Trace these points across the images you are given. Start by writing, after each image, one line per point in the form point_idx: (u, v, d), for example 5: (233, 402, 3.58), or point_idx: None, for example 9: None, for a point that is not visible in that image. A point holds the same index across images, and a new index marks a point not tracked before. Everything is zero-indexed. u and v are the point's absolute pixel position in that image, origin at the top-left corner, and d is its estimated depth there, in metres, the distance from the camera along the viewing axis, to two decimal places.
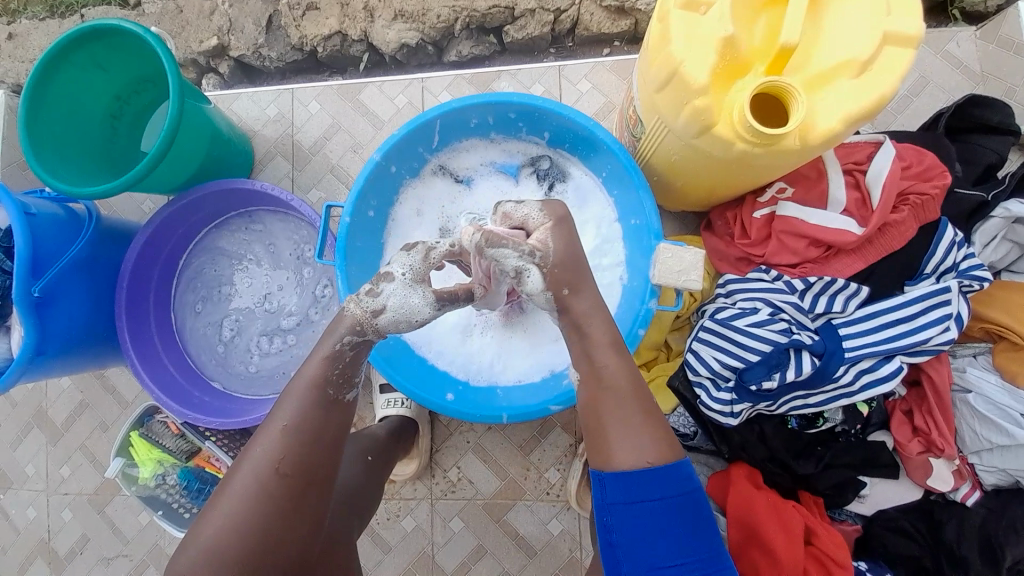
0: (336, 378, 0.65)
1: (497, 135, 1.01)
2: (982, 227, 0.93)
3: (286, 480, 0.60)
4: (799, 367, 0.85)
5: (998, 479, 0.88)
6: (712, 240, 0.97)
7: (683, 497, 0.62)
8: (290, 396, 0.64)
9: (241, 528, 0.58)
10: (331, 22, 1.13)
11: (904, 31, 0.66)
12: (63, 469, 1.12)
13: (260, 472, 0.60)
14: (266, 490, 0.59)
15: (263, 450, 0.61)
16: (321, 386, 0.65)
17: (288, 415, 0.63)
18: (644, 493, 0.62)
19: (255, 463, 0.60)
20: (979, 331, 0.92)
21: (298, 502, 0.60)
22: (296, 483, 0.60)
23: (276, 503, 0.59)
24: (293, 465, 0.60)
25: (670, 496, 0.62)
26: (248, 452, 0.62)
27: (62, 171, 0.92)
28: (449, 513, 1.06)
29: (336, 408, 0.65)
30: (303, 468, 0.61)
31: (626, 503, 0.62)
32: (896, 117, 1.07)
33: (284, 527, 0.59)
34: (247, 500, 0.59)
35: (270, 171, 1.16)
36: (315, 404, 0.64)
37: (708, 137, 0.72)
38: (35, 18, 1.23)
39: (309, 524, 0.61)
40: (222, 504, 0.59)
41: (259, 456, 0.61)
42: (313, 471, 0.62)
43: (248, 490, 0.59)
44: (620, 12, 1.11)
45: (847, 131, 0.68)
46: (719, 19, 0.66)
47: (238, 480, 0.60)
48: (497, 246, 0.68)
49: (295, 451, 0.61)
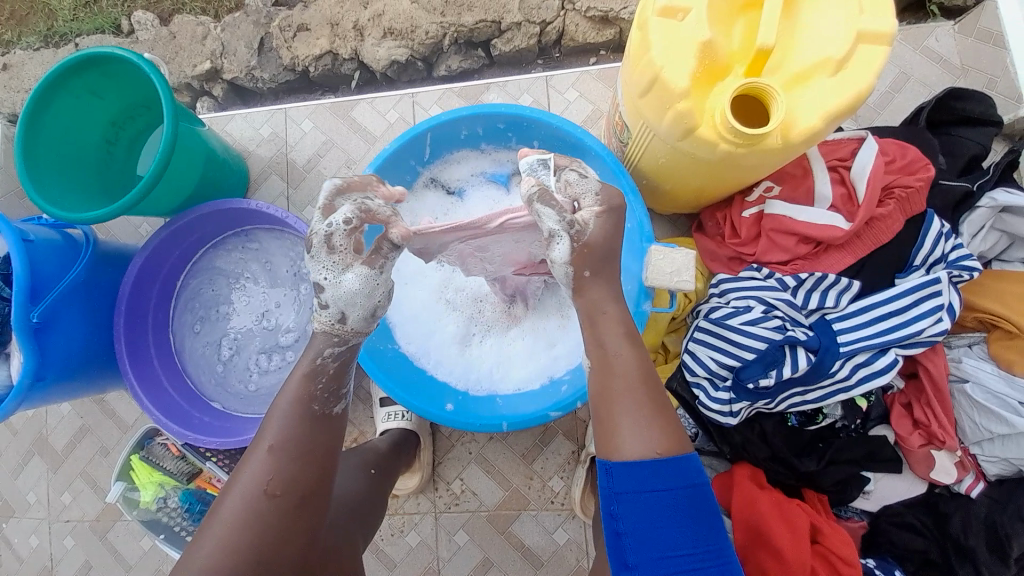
0: (321, 393, 0.66)
1: (487, 146, 1.02)
2: (969, 217, 0.94)
3: (276, 501, 0.60)
4: (795, 364, 0.85)
5: (1002, 469, 0.87)
6: (705, 241, 0.98)
7: (690, 490, 0.62)
8: (271, 421, 0.64)
9: (226, 551, 0.57)
10: (321, 42, 1.16)
11: (879, 30, 0.68)
12: (65, 496, 1.12)
13: (253, 492, 0.60)
14: (260, 507, 0.59)
15: (254, 471, 0.61)
16: (305, 402, 0.65)
17: (274, 433, 0.63)
18: (651, 482, 0.61)
19: (246, 484, 0.60)
20: (972, 321, 0.92)
21: (291, 522, 0.60)
22: (285, 503, 0.60)
23: (267, 523, 0.59)
24: (282, 484, 0.60)
25: (679, 485, 0.62)
26: (239, 472, 0.62)
27: (60, 198, 0.93)
28: (454, 526, 1.05)
29: (323, 421, 0.66)
30: (295, 486, 0.61)
31: (634, 492, 0.61)
32: (879, 113, 1.08)
33: (277, 550, 0.59)
34: (237, 522, 0.59)
35: (266, 191, 1.18)
36: (304, 424, 0.64)
37: (692, 139, 0.73)
38: (29, 47, 1.26)
39: (303, 545, 0.61)
40: (213, 526, 0.59)
41: (248, 478, 0.61)
42: (304, 493, 0.61)
43: (238, 511, 0.59)
44: (605, 22, 1.13)
45: (828, 128, 0.69)
46: (697, 24, 0.68)
47: (230, 500, 0.60)
48: (545, 203, 0.70)
49: (284, 469, 0.61)
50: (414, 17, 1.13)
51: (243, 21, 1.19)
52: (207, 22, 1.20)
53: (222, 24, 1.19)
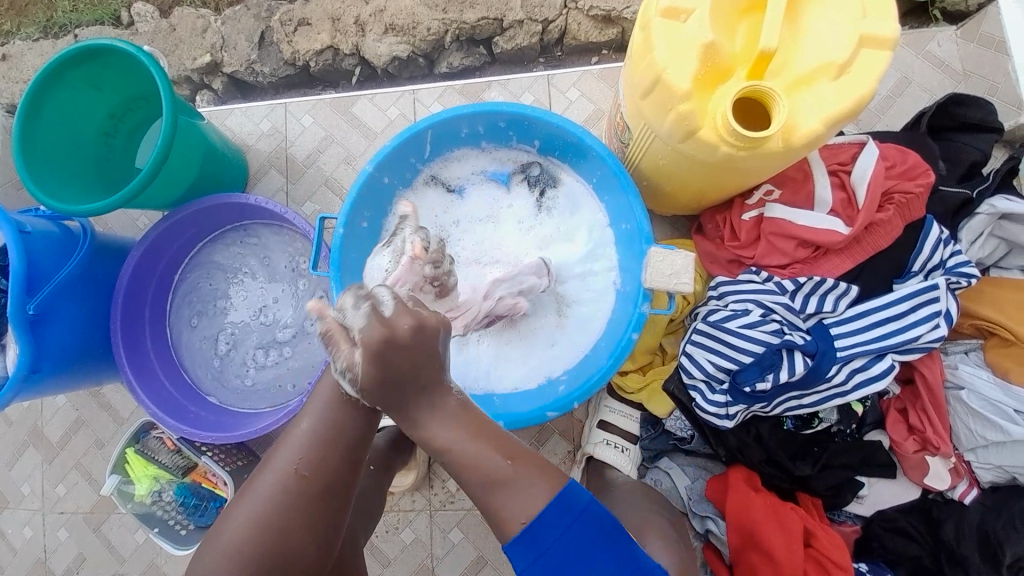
0: (351, 378, 0.62)
1: (488, 144, 1.02)
2: (968, 224, 0.94)
3: (305, 483, 0.60)
4: (792, 368, 0.86)
5: (995, 476, 0.88)
6: (704, 243, 0.98)
7: (576, 528, 0.60)
8: (309, 411, 0.63)
9: (259, 523, 0.59)
10: (322, 37, 1.15)
11: (882, 34, 0.68)
12: (59, 487, 1.12)
13: (284, 477, 0.60)
14: (287, 496, 0.59)
15: (288, 451, 0.61)
16: (337, 385, 0.62)
17: (308, 422, 0.62)
18: (541, 543, 0.59)
19: (278, 469, 0.60)
20: (969, 328, 0.92)
21: (316, 506, 0.60)
22: (313, 487, 0.60)
23: (294, 504, 0.59)
24: (311, 467, 0.60)
25: (562, 528, 0.59)
26: (270, 458, 0.62)
27: (58, 191, 0.93)
28: (448, 524, 1.05)
29: (351, 410, 0.61)
30: (323, 472, 0.60)
31: (537, 561, 0.59)
32: (880, 118, 1.08)
33: (303, 530, 0.59)
34: (268, 499, 0.59)
35: (264, 186, 1.17)
36: (335, 409, 0.62)
37: (693, 141, 0.73)
38: (28, 37, 1.25)
39: (325, 531, 0.61)
40: (246, 499, 0.60)
41: (282, 457, 0.61)
42: (332, 481, 0.60)
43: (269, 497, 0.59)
44: (608, 22, 1.13)
45: (829, 132, 0.69)
46: (700, 26, 0.68)
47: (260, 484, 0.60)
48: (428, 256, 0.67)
49: (313, 452, 0.60)
50: (415, 13, 1.13)
51: (244, 14, 1.18)
52: (207, 15, 1.19)
53: (222, 17, 1.19)
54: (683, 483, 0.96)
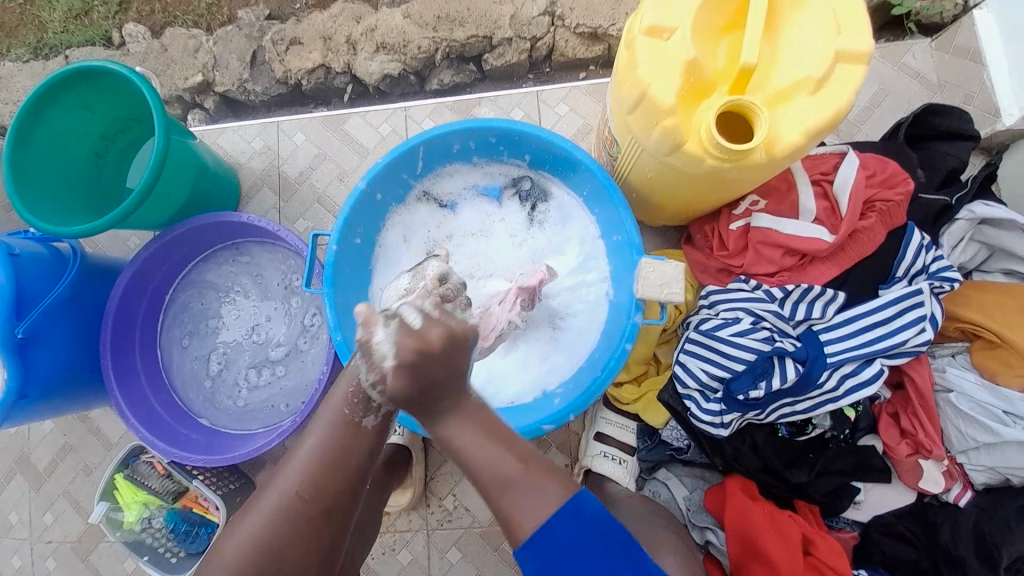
0: (356, 399, 0.61)
1: (479, 159, 1.04)
2: (949, 229, 0.96)
3: (307, 504, 0.59)
4: (784, 375, 0.87)
5: (988, 478, 0.89)
6: (693, 253, 1.00)
7: (585, 533, 0.58)
8: (314, 427, 0.63)
9: (258, 550, 0.58)
10: (314, 56, 1.16)
11: (857, 49, 0.70)
12: (46, 516, 1.09)
13: (288, 493, 0.59)
14: (289, 512, 0.59)
15: (289, 473, 0.60)
16: (340, 407, 0.62)
17: (310, 442, 0.62)
18: (547, 542, 0.58)
19: (281, 486, 0.60)
20: (954, 331, 0.94)
21: (317, 526, 0.59)
22: (313, 509, 0.59)
23: (293, 527, 0.58)
24: (313, 488, 0.59)
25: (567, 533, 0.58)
26: (275, 475, 0.61)
27: (49, 213, 0.92)
28: (446, 544, 1.04)
29: (364, 432, 0.62)
30: (324, 493, 0.60)
31: (543, 560, 0.58)
32: (860, 128, 1.11)
33: (303, 552, 0.59)
34: (270, 521, 0.58)
35: (257, 203, 1.18)
36: (341, 429, 0.61)
37: (679, 154, 0.75)
38: (18, 59, 1.26)
39: (328, 549, 0.60)
40: (246, 523, 0.59)
41: (282, 479, 0.60)
42: (334, 504, 0.60)
43: (270, 515, 0.59)
44: (594, 38, 1.16)
45: (809, 144, 0.72)
46: (683, 44, 0.70)
47: (262, 503, 0.60)
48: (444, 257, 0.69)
49: (316, 473, 0.60)
50: (406, 32, 1.15)
51: (235, 34, 1.19)
52: (199, 35, 1.21)
53: (214, 37, 1.20)
54: (681, 493, 0.97)
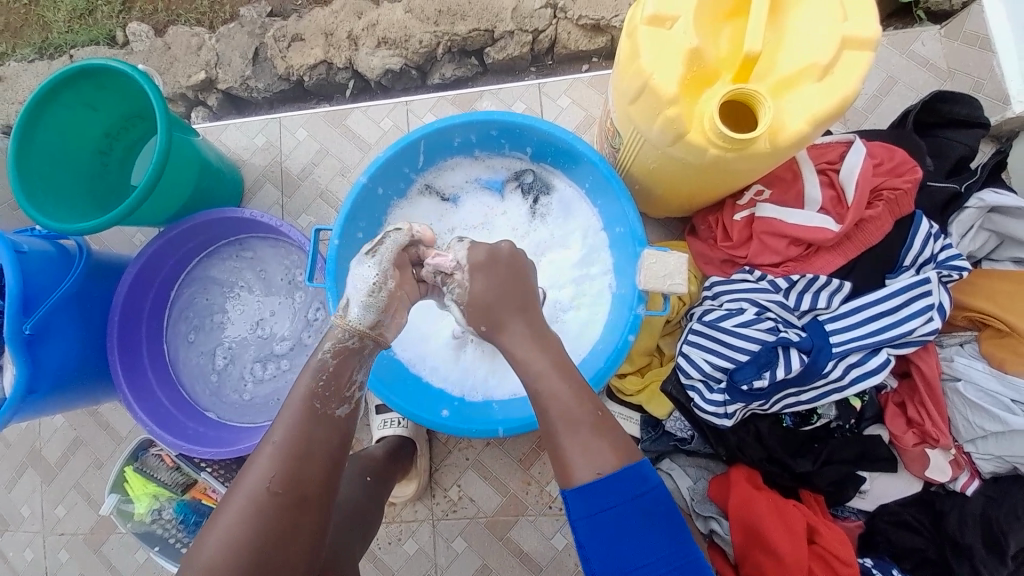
0: (322, 390, 0.64)
1: (480, 153, 1.03)
2: (958, 218, 0.95)
3: (277, 497, 0.59)
4: (789, 365, 0.86)
5: (996, 466, 0.88)
6: (697, 244, 0.99)
7: (643, 499, 0.59)
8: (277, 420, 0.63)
9: (236, 547, 0.56)
10: (316, 52, 1.17)
11: (862, 35, 0.69)
12: (58, 508, 1.11)
13: (256, 491, 0.59)
14: (258, 509, 0.58)
15: (254, 470, 0.60)
16: (308, 401, 0.63)
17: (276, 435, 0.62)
18: (604, 501, 0.58)
19: (248, 486, 0.59)
20: (963, 320, 0.93)
21: (292, 518, 0.59)
22: (287, 500, 0.59)
23: (269, 522, 0.58)
24: (284, 480, 0.59)
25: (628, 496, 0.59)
26: (238, 480, 0.60)
27: (54, 209, 0.93)
28: (451, 533, 1.05)
29: (328, 422, 0.64)
30: (296, 484, 0.59)
31: (590, 515, 0.58)
32: (867, 117, 1.10)
33: (284, 539, 0.58)
34: (241, 515, 0.58)
35: (260, 199, 1.18)
36: (304, 418, 0.63)
37: (682, 144, 0.74)
38: (24, 59, 1.27)
39: (311, 533, 0.60)
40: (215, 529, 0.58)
41: (248, 480, 0.59)
42: (317, 492, 0.61)
43: (241, 515, 0.58)
44: (597, 30, 1.15)
45: (814, 133, 0.71)
46: (684, 33, 0.69)
47: (231, 506, 0.59)
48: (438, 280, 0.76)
49: (285, 467, 0.59)
50: (407, 26, 1.15)
51: (238, 32, 1.20)
52: (201, 33, 1.21)
53: (216, 35, 1.20)
54: (685, 483, 0.96)
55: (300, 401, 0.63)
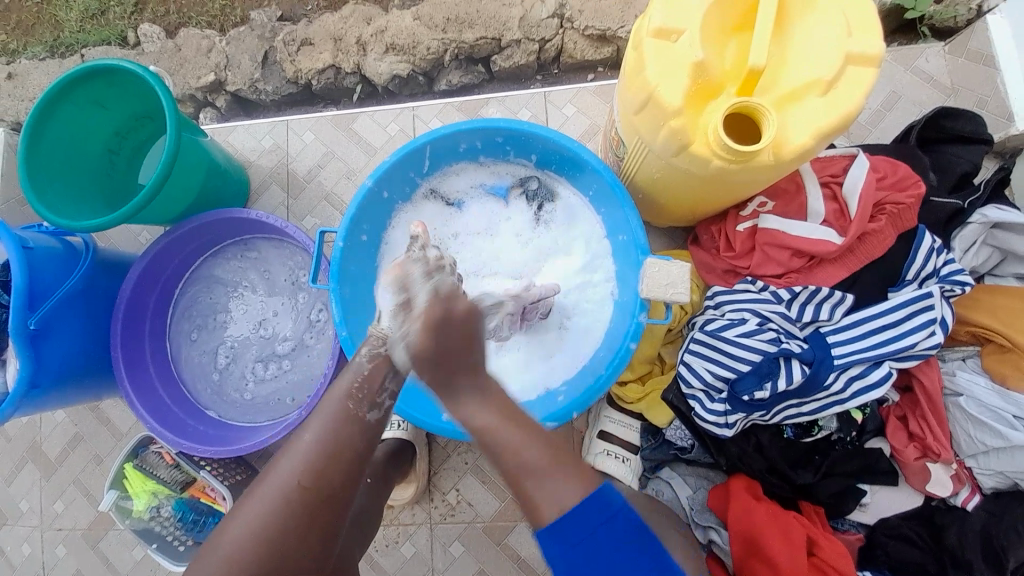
0: (357, 392, 0.63)
1: (485, 159, 1.04)
2: (960, 233, 0.95)
3: (308, 493, 0.60)
4: (790, 376, 0.86)
5: (997, 482, 0.87)
6: (700, 253, 0.99)
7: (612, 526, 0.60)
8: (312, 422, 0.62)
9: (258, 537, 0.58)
10: (325, 56, 1.18)
11: (866, 52, 0.70)
12: (58, 503, 1.10)
13: (287, 485, 0.59)
14: (283, 503, 0.59)
15: (285, 466, 0.60)
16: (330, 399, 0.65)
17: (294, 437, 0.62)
18: (572, 539, 0.60)
19: (279, 479, 0.60)
20: (965, 334, 0.93)
21: (315, 517, 0.60)
22: (313, 499, 0.60)
23: (293, 515, 0.59)
24: (313, 476, 0.60)
25: (594, 527, 0.60)
26: (268, 470, 0.61)
27: (65, 206, 0.94)
28: (448, 538, 1.04)
29: None
30: (325, 479, 0.60)
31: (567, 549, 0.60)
32: (869, 131, 1.11)
33: (307, 530, 0.60)
34: (267, 509, 0.59)
35: (266, 200, 1.19)
36: (342, 421, 0.62)
37: (686, 155, 0.75)
38: (35, 57, 1.28)
39: (325, 533, 0.62)
40: (241, 515, 0.60)
41: (280, 472, 0.60)
42: (336, 492, 0.61)
43: (269, 506, 0.59)
44: (602, 40, 1.16)
45: (818, 146, 0.71)
46: (690, 46, 0.70)
47: (259, 498, 0.60)
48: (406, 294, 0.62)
49: (314, 462, 0.60)
50: (415, 33, 1.16)
51: (248, 35, 1.21)
52: (212, 36, 1.22)
53: (227, 38, 1.22)
54: (685, 493, 0.96)
55: (338, 402, 0.62)
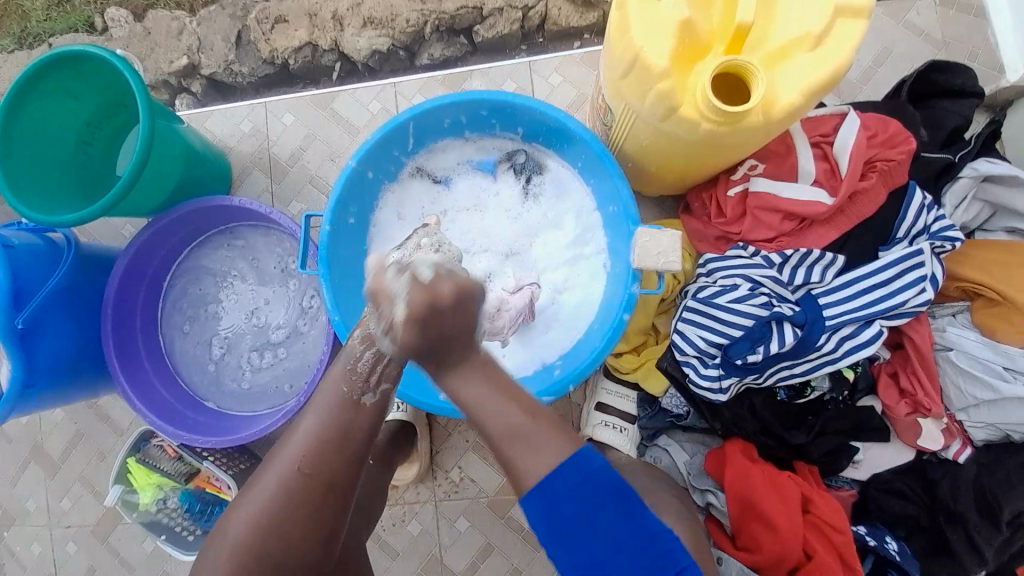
0: None
1: (471, 133, 1.02)
2: (951, 188, 0.95)
3: (304, 478, 0.60)
4: (782, 339, 0.87)
5: (988, 434, 0.90)
6: (692, 222, 0.98)
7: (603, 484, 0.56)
8: (308, 411, 0.63)
9: (264, 527, 0.60)
10: (300, 34, 1.14)
11: (856, 3, 0.68)
12: (64, 502, 1.12)
13: (286, 471, 0.61)
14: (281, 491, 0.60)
15: (285, 452, 0.62)
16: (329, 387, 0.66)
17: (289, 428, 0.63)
18: (556, 499, 0.56)
19: (277, 468, 0.61)
20: (956, 290, 0.94)
21: (319, 502, 0.61)
22: (304, 490, 0.60)
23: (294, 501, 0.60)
24: (315, 475, 0.61)
25: (580, 488, 0.56)
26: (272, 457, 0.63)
27: (42, 202, 0.92)
28: (454, 514, 1.07)
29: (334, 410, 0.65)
30: (320, 471, 0.61)
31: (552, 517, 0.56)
32: (861, 89, 1.08)
33: (312, 526, 0.61)
34: (272, 501, 0.60)
35: (249, 187, 1.16)
36: (338, 406, 0.62)
37: (674, 119, 0.73)
38: (1, 49, 1.23)
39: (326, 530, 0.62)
40: (246, 504, 0.61)
41: (280, 460, 0.61)
42: (334, 486, 0.62)
43: (270, 495, 0.61)
44: (587, 6, 1.13)
45: (807, 105, 0.70)
46: (675, 3, 0.67)
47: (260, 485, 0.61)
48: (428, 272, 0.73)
49: (308, 449, 0.61)
50: (393, 5, 1.12)
51: (219, 14, 1.16)
52: (182, 17, 1.17)
53: (197, 18, 1.17)
54: (682, 457, 0.97)
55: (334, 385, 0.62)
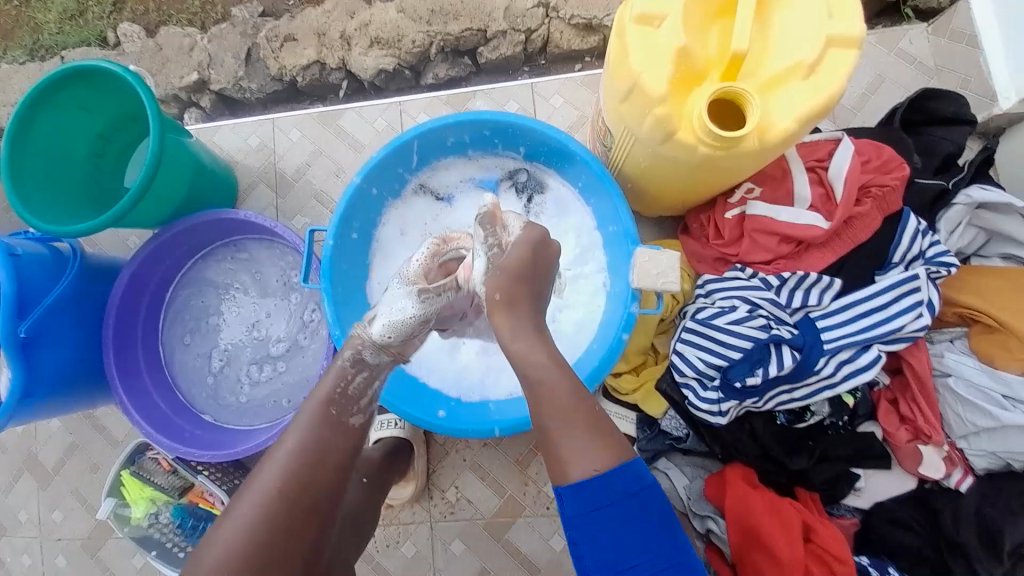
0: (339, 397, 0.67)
1: (474, 153, 1.04)
2: (947, 214, 0.96)
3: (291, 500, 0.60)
4: (780, 362, 0.87)
5: (989, 463, 0.90)
6: (690, 243, 1.00)
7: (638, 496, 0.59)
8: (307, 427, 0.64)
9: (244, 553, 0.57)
10: (309, 52, 1.16)
11: (848, 34, 0.70)
12: (55, 513, 1.10)
13: (269, 491, 0.60)
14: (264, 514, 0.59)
15: (267, 473, 0.61)
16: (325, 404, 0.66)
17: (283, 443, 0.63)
18: (592, 495, 0.59)
19: (257, 491, 0.60)
20: (953, 316, 0.94)
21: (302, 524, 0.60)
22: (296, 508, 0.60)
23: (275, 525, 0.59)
24: (310, 493, 0.61)
25: (618, 495, 0.58)
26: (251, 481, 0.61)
27: (51, 213, 0.93)
28: (449, 535, 1.05)
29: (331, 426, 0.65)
30: (304, 493, 0.61)
31: (581, 513, 0.59)
32: (855, 116, 1.11)
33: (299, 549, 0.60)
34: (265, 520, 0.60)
35: (254, 201, 1.18)
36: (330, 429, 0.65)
37: (672, 143, 0.74)
38: (14, 61, 1.26)
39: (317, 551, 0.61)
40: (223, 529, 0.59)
41: (261, 482, 0.60)
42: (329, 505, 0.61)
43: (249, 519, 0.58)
44: (589, 29, 1.15)
45: (802, 130, 0.71)
46: (673, 31, 0.70)
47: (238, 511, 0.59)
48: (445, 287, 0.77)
49: (296, 470, 0.61)
50: (400, 26, 1.14)
51: (230, 32, 1.19)
52: (194, 34, 1.20)
53: (208, 35, 1.20)
54: (682, 483, 0.97)
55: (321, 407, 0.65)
